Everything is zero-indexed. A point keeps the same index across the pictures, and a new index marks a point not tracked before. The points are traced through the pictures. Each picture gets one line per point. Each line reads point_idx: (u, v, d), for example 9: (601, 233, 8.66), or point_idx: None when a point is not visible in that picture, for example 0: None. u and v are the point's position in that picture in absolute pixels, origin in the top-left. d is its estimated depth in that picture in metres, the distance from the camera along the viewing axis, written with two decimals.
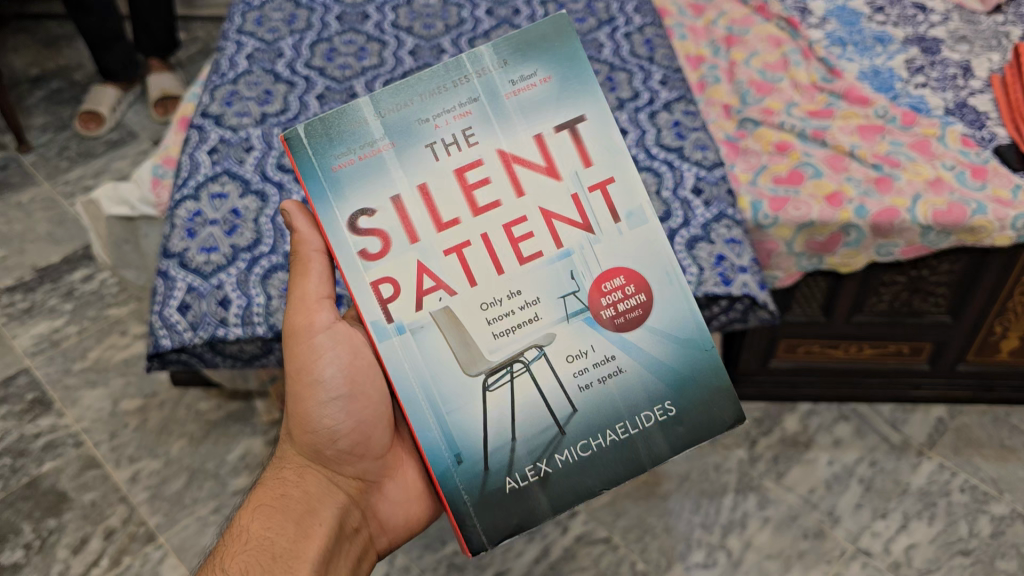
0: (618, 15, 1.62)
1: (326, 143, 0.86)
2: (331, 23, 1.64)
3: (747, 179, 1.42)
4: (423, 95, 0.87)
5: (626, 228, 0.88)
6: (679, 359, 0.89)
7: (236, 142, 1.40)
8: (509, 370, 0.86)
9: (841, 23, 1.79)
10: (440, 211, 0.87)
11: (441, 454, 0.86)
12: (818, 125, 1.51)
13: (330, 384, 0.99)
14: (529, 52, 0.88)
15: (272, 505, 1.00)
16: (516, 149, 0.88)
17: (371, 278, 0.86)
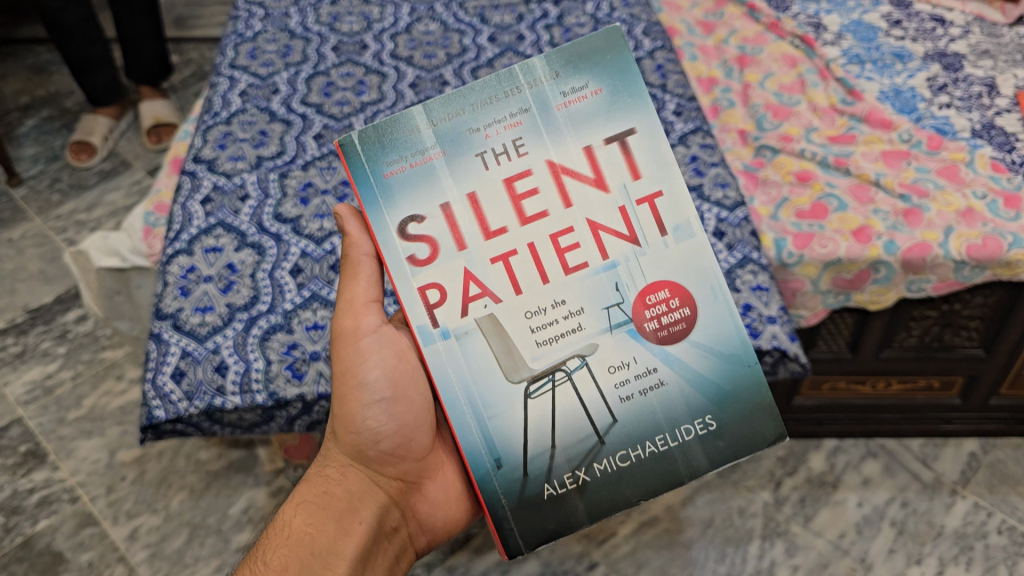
0: (628, 39, 1.55)
1: (379, 150, 0.82)
2: (328, 54, 1.57)
3: (769, 213, 1.35)
4: (475, 105, 0.82)
5: (671, 242, 0.83)
6: (722, 374, 0.84)
7: (231, 191, 1.31)
8: (553, 379, 0.81)
9: (857, 38, 1.73)
10: (483, 219, 0.83)
11: (479, 458, 0.82)
12: (841, 152, 1.45)
13: (374, 389, 0.95)
14: (580, 64, 0.83)
15: (313, 501, 0.96)
16: (564, 159, 0.83)
17: (419, 284, 0.82)
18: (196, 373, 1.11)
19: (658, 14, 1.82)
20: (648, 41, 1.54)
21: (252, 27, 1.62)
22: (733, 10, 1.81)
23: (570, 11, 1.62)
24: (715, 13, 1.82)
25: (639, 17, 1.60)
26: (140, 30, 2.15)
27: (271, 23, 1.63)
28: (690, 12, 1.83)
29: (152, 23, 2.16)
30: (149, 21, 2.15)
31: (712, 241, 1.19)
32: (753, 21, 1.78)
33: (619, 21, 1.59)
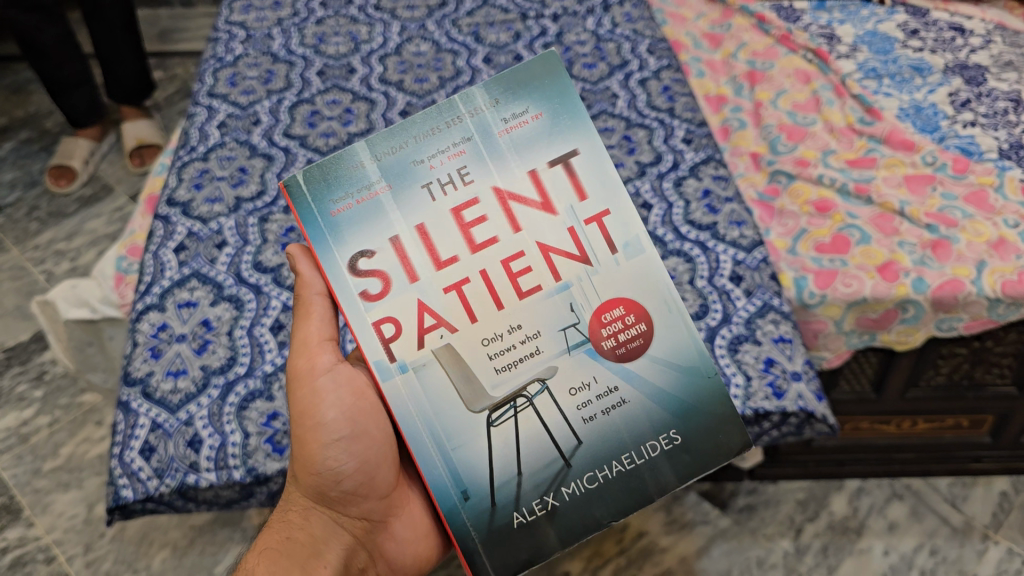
0: (632, 57, 1.45)
1: (325, 185, 0.76)
2: (313, 79, 1.41)
3: (786, 246, 1.26)
4: (416, 136, 0.77)
5: (624, 260, 0.78)
6: (683, 386, 0.77)
7: (206, 236, 1.12)
8: (512, 406, 0.75)
9: (873, 51, 1.63)
10: (432, 246, 0.77)
11: (443, 491, 0.75)
12: (861, 179, 1.35)
13: (335, 423, 0.84)
14: (516, 87, 0.78)
15: (275, 548, 0.84)
16: (510, 185, 0.78)
17: (373, 319, 0.76)
18: (167, 449, 0.94)
19: (662, 27, 1.73)
20: (653, 60, 1.44)
21: (232, 52, 1.49)
22: (741, 21, 1.72)
23: (570, 28, 1.53)
24: (722, 25, 1.73)
25: (643, 34, 1.51)
26: (117, 48, 2.05)
27: (252, 46, 1.50)
28: (696, 24, 1.74)
29: (130, 42, 2.07)
30: (126, 39, 2.05)
31: (731, 286, 1.06)
32: (763, 34, 1.69)
33: (621, 39, 1.50)
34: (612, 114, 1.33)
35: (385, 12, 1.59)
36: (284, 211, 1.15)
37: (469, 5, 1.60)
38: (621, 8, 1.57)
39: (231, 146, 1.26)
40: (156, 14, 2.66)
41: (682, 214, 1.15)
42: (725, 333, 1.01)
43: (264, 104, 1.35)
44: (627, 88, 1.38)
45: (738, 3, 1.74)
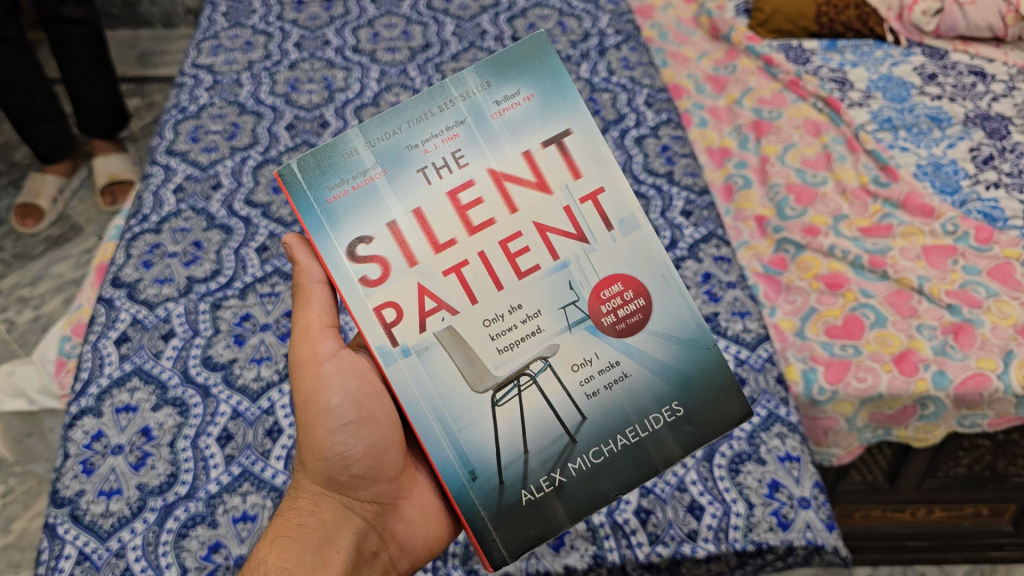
0: (628, 111, 1.34)
1: (319, 172, 0.64)
2: (282, 134, 1.31)
3: (794, 327, 1.16)
4: (409, 122, 0.66)
5: (620, 237, 0.68)
6: (683, 355, 0.68)
7: (152, 325, 1.01)
8: (515, 385, 0.65)
9: (888, 98, 1.52)
10: (425, 230, 0.66)
11: (450, 472, 0.65)
12: (875, 250, 1.24)
13: (343, 404, 0.74)
14: (507, 67, 0.67)
15: (286, 537, 0.72)
16: (503, 165, 0.67)
17: (373, 304, 0.65)
18: None
19: (661, 69, 1.62)
20: (652, 114, 1.33)
21: (196, 101, 1.38)
22: (746, 63, 1.60)
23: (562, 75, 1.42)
24: (726, 66, 1.62)
25: (641, 83, 1.40)
26: (88, 81, 1.94)
27: (217, 94, 1.39)
28: (699, 64, 1.63)
29: (103, 74, 1.96)
30: (97, 70, 1.95)
31: None
32: (770, 78, 1.57)
33: (618, 89, 1.38)
34: None
35: (364, 55, 1.48)
36: (239, 293, 1.05)
37: (454, 47, 1.50)
38: (618, 51, 1.47)
39: (188, 213, 1.16)
40: (138, 36, 2.56)
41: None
42: (724, 450, 0.89)
43: (226, 162, 1.25)
44: (622, 146, 1.27)
45: (743, 43, 1.62)
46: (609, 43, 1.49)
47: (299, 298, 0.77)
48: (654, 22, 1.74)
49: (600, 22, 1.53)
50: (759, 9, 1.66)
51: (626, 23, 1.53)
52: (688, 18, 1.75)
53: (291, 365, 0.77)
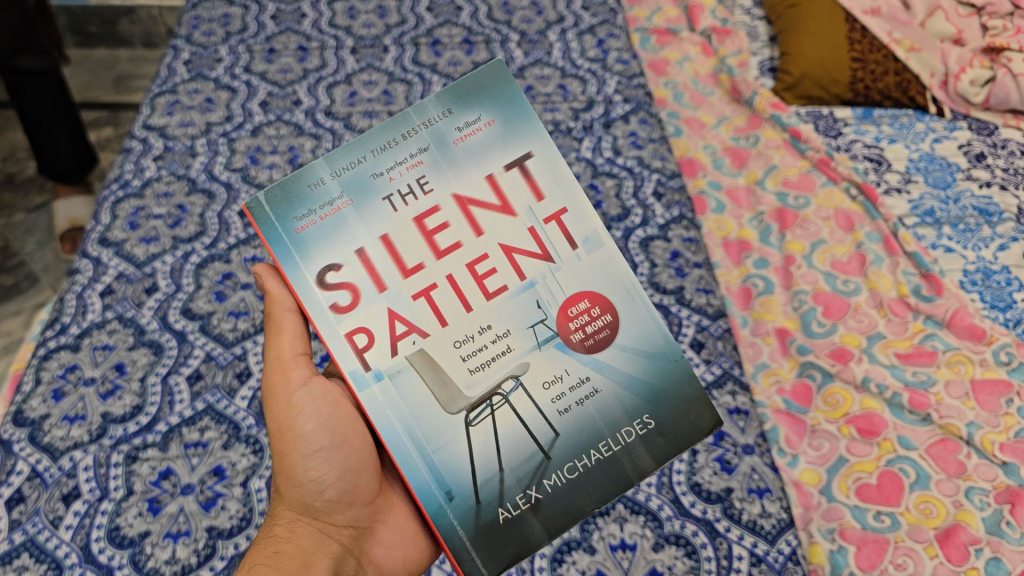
0: (633, 204, 1.16)
1: (286, 204, 0.62)
2: (234, 220, 1.13)
3: (819, 482, 0.98)
4: (373, 150, 0.63)
5: (584, 256, 0.65)
6: (651, 370, 0.65)
7: (54, 481, 0.85)
8: (488, 405, 0.62)
9: (930, 183, 1.34)
10: (393, 254, 0.63)
11: (425, 494, 0.62)
12: (916, 382, 1.06)
13: (316, 429, 0.71)
14: (465, 93, 0.64)
15: (261, 566, 0.68)
16: (466, 186, 0.64)
17: (344, 330, 0.62)
18: None
19: (674, 138, 1.44)
20: (661, 209, 1.16)
21: (141, 173, 1.20)
22: (771, 135, 1.42)
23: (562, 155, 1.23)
24: (747, 136, 1.44)
25: (650, 166, 1.22)
26: (48, 132, 1.74)
27: (166, 166, 1.21)
28: (717, 133, 1.45)
29: (66, 123, 1.75)
30: (59, 119, 1.74)
31: None
32: (797, 154, 1.39)
33: (624, 173, 1.21)
34: None
35: (338, 119, 1.31)
36: (160, 442, 0.88)
37: None
38: (625, 124, 1.29)
39: (114, 325, 0.99)
40: (116, 57, 2.29)
41: (684, 474, 0.91)
42: None
43: (166, 258, 1.07)
44: (625, 251, 1.09)
45: (767, 111, 1.43)
46: (615, 113, 1.31)
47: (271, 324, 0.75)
48: (669, 79, 1.54)
49: (606, 87, 1.36)
50: (786, 71, 1.48)
51: (636, 89, 1.35)
52: (706, 74, 1.57)
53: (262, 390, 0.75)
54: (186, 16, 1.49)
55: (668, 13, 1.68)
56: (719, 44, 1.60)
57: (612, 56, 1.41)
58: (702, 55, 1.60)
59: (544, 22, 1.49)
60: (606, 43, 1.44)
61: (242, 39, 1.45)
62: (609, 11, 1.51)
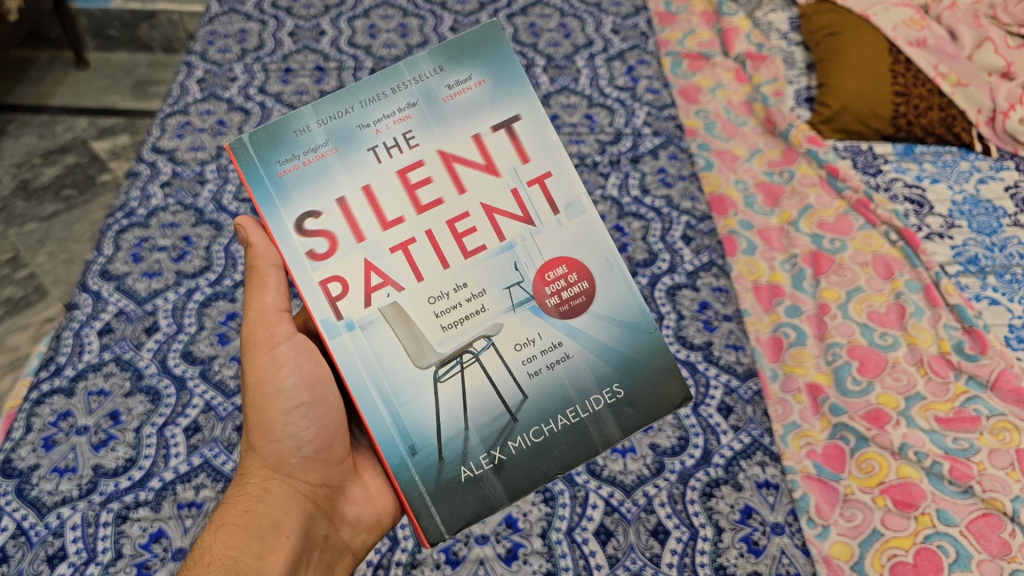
0: (661, 248, 1.17)
1: (270, 146, 0.62)
2: (241, 255, 1.08)
3: (851, 557, 0.89)
4: (361, 100, 0.64)
5: (566, 221, 0.66)
6: (625, 339, 0.66)
7: (40, 540, 0.81)
8: (458, 362, 0.63)
9: (975, 228, 1.25)
10: (374, 205, 0.63)
11: (389, 447, 0.63)
12: (957, 450, 0.98)
13: (298, 386, 0.71)
14: (458, 51, 0.65)
15: (231, 524, 0.67)
16: (451, 144, 0.65)
17: (319, 278, 0.62)
18: None
19: (704, 172, 1.36)
20: (690, 254, 1.16)
21: (147, 201, 1.15)
22: (806, 171, 1.36)
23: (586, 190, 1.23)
24: (781, 172, 1.38)
25: (679, 207, 1.22)
26: None
27: (173, 194, 1.16)
28: (750, 166, 1.39)
29: None
30: None
31: None
32: (833, 193, 1.32)
33: (651, 215, 1.21)
34: None
35: None
36: (153, 500, 0.84)
37: None
38: (655, 160, 1.28)
39: (110, 368, 0.95)
40: (136, 61, 2.19)
41: (708, 555, 0.85)
42: None
43: (169, 295, 1.03)
44: (651, 300, 1.10)
45: (803, 145, 1.37)
46: (644, 147, 1.30)
47: (252, 276, 0.73)
48: (700, 108, 1.48)
49: (635, 118, 1.35)
50: (823, 103, 1.42)
51: (667, 120, 1.34)
52: (740, 102, 1.50)
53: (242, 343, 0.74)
54: (202, 30, 1.45)
55: (701, 36, 1.63)
56: (753, 71, 1.54)
57: (643, 85, 1.40)
58: (736, 82, 1.54)
59: (572, 45, 1.47)
60: (636, 70, 1.43)
61: (258, 57, 1.41)
62: (640, 36, 1.50)
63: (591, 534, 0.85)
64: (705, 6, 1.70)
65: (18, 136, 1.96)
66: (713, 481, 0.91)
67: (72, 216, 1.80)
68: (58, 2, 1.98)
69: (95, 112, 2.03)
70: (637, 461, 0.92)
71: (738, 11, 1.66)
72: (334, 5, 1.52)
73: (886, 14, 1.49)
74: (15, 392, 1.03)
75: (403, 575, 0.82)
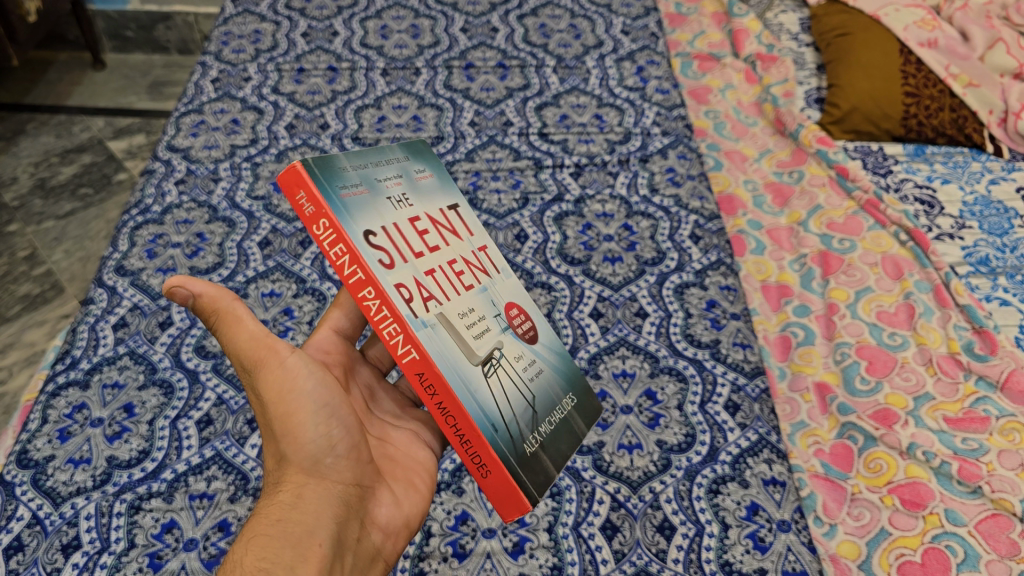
0: (669, 246, 1.17)
1: (326, 174, 0.59)
2: (253, 253, 1.10)
3: (858, 556, 0.88)
4: (369, 162, 0.64)
5: (505, 281, 0.70)
6: (562, 362, 0.71)
7: (55, 529, 0.81)
8: (492, 364, 0.62)
9: (986, 228, 1.25)
10: (404, 236, 0.62)
11: (478, 421, 0.59)
12: (966, 450, 0.97)
13: (319, 388, 0.65)
14: (413, 149, 0.70)
15: (264, 534, 0.61)
16: (432, 208, 0.67)
17: (393, 283, 0.58)
18: None
19: (713, 172, 1.37)
20: (698, 253, 1.17)
21: (162, 199, 1.16)
22: (816, 171, 1.36)
23: (595, 189, 1.24)
24: (791, 172, 1.38)
25: (688, 206, 1.23)
26: None
27: (188, 191, 1.17)
28: (759, 167, 1.39)
29: None
30: None
31: None
32: (843, 193, 1.32)
33: (659, 214, 1.21)
34: (634, 348, 1.04)
35: (365, 145, 1.26)
36: (165, 491, 0.85)
37: (470, 142, 1.29)
38: (664, 159, 1.29)
39: (125, 361, 0.97)
40: (151, 62, 2.24)
41: (714, 551, 0.85)
42: None
43: None
44: (659, 298, 1.10)
45: (813, 146, 1.38)
46: (653, 146, 1.31)
47: (220, 314, 0.65)
48: (710, 108, 1.49)
49: (645, 118, 1.36)
50: (833, 104, 1.42)
51: (676, 121, 1.36)
52: (749, 103, 1.51)
53: (237, 368, 0.66)
54: (217, 31, 1.47)
55: (712, 37, 1.64)
56: (763, 71, 1.55)
57: (652, 85, 1.42)
58: (746, 82, 1.54)
59: (582, 46, 1.49)
60: (646, 70, 1.45)
61: (271, 57, 1.42)
62: (650, 36, 1.53)
63: (597, 529, 0.86)
64: (716, 8, 1.72)
65: (35, 136, 1.97)
66: (718, 478, 0.92)
67: (88, 215, 1.81)
68: (76, 3, 2.01)
69: (112, 112, 2.06)
70: (644, 458, 0.93)
71: (748, 12, 1.67)
72: (347, 7, 1.55)
73: (897, 15, 1.49)
74: (30, 386, 1.03)
75: (412, 567, 0.81)
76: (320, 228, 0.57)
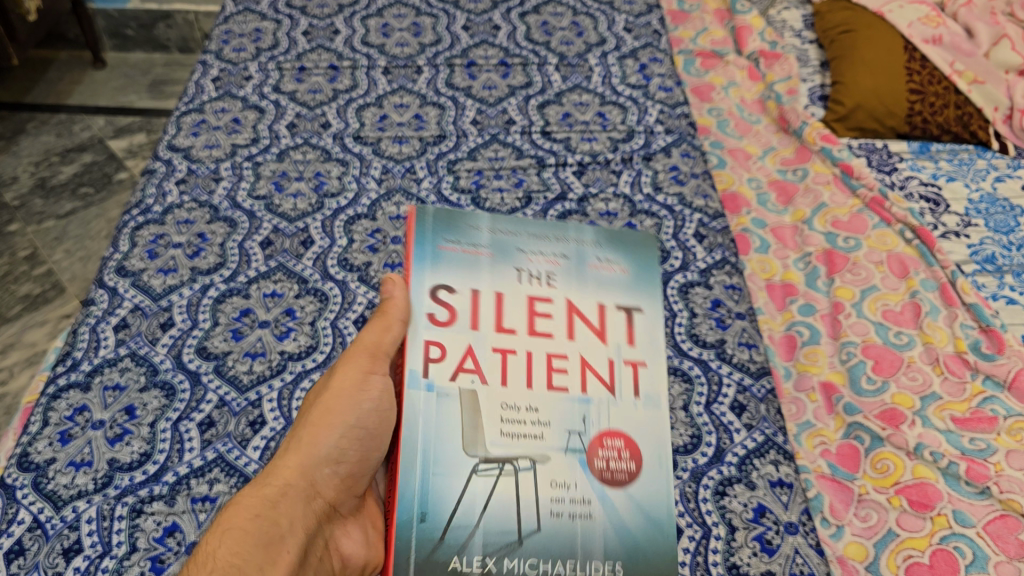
0: (674, 245, 1.16)
1: (445, 230, 0.95)
2: (255, 253, 1.10)
3: (866, 558, 0.87)
4: (528, 235, 0.97)
5: (641, 406, 0.87)
6: (643, 526, 0.80)
7: (56, 532, 0.81)
8: (501, 468, 0.80)
9: (992, 226, 1.25)
10: (499, 310, 0.90)
11: (407, 502, 0.77)
12: (974, 450, 0.97)
13: (368, 415, 0.81)
14: (612, 238, 1.00)
15: (239, 526, 0.71)
16: (580, 303, 0.93)
17: (427, 338, 0.86)
18: None
19: (717, 170, 1.35)
20: (702, 252, 1.16)
21: (163, 198, 1.15)
22: (820, 169, 1.35)
23: (598, 188, 1.23)
24: (795, 169, 1.36)
25: (692, 205, 1.22)
26: None
27: (188, 191, 1.17)
28: (763, 164, 1.38)
29: None
30: None
31: None
32: (848, 191, 1.32)
33: (664, 212, 1.21)
34: None
35: (367, 144, 1.26)
36: (168, 495, 0.85)
37: (472, 141, 1.28)
38: (667, 157, 1.28)
39: (126, 363, 0.96)
40: (152, 60, 2.23)
41: (721, 553, 0.85)
42: None
43: (183, 291, 1.04)
44: (663, 298, 1.09)
45: (817, 143, 1.37)
46: (657, 145, 1.31)
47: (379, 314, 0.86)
48: (713, 106, 1.47)
49: (648, 116, 1.35)
50: (838, 101, 1.40)
51: (679, 119, 1.35)
52: (753, 100, 1.50)
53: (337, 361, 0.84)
54: (217, 29, 1.46)
55: (714, 34, 1.63)
56: (767, 69, 1.54)
57: (655, 83, 1.41)
58: (749, 80, 1.54)
59: (584, 44, 1.48)
60: (648, 68, 1.44)
61: (272, 55, 1.41)
62: (652, 34, 1.52)
63: None
64: (719, 4, 1.71)
65: (35, 135, 1.96)
66: (725, 478, 0.91)
67: (90, 214, 1.81)
68: (77, 3, 2.00)
69: (112, 111, 2.05)
70: None
71: (751, 9, 1.67)
72: (348, 5, 1.54)
73: (902, 12, 1.49)
74: (31, 388, 1.02)
75: None
76: (409, 266, 0.91)
